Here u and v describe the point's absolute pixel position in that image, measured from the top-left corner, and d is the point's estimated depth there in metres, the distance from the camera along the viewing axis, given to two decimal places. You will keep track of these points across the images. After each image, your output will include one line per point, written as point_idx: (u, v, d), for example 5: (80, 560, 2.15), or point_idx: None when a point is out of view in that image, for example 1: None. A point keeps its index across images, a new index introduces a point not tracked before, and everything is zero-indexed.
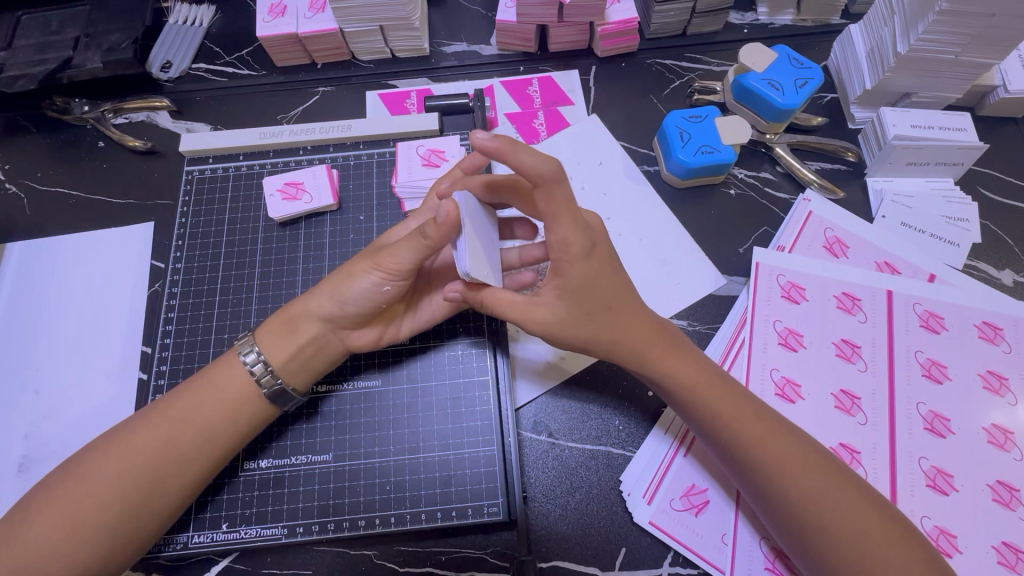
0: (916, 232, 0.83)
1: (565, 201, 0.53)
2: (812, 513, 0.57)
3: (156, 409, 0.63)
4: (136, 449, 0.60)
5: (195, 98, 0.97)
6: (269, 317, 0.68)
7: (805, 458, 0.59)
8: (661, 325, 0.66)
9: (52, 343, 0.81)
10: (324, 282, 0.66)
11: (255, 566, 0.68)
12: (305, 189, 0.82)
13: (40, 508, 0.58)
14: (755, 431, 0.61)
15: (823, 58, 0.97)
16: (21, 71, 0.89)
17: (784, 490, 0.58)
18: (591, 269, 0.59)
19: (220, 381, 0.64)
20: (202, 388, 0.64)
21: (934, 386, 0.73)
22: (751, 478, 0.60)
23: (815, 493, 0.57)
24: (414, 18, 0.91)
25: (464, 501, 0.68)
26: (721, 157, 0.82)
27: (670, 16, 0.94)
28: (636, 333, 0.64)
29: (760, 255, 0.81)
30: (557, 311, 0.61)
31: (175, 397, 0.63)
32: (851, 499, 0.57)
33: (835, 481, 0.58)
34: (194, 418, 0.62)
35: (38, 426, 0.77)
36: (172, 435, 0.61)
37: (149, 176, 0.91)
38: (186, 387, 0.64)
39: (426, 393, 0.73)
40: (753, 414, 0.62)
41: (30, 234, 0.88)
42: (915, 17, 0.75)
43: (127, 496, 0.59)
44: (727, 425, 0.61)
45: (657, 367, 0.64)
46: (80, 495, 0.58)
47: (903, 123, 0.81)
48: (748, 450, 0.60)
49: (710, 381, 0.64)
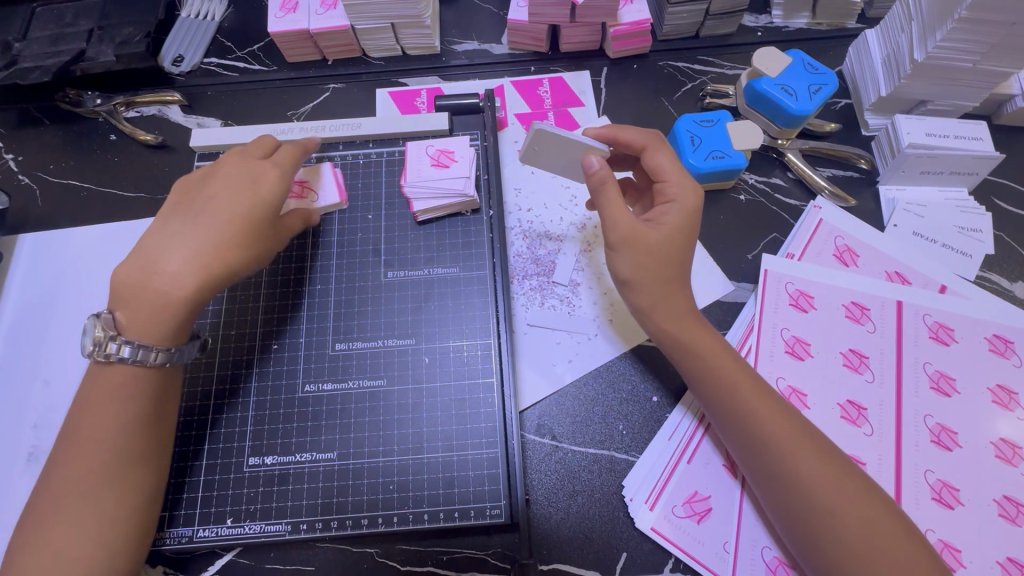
0: (928, 241, 0.83)
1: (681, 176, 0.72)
2: (818, 496, 0.58)
3: (74, 433, 0.61)
4: (77, 469, 0.59)
5: (206, 92, 0.97)
6: (130, 314, 0.62)
7: (826, 460, 0.60)
8: (694, 314, 0.70)
9: (63, 334, 0.82)
10: (180, 253, 0.63)
11: (258, 560, 0.68)
12: (311, 188, 0.78)
13: (21, 548, 0.57)
14: (781, 427, 0.62)
15: (838, 63, 0.96)
16: (34, 63, 0.90)
17: (804, 491, 0.59)
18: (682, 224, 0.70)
19: (119, 384, 0.62)
20: (100, 394, 0.61)
21: (942, 399, 0.73)
22: (761, 458, 0.62)
23: (822, 474, 0.59)
24: (426, 16, 0.90)
25: (467, 502, 0.69)
26: (731, 162, 0.82)
27: (684, 18, 0.93)
28: (677, 315, 0.68)
29: (769, 262, 0.80)
30: (636, 258, 0.68)
31: (80, 421, 0.61)
32: (870, 504, 0.58)
33: (840, 465, 0.60)
34: (105, 429, 0.60)
35: (46, 416, 0.77)
36: (103, 442, 0.60)
37: (160, 170, 0.92)
38: (82, 412, 0.62)
39: (432, 394, 0.73)
40: (779, 410, 0.63)
41: (43, 227, 0.89)
42: (933, 25, 0.74)
43: (95, 508, 0.58)
44: (753, 418, 0.63)
45: (689, 353, 0.67)
46: (48, 525, 0.57)
47: (917, 131, 0.80)
48: (762, 428, 0.62)
49: (739, 373, 0.66)
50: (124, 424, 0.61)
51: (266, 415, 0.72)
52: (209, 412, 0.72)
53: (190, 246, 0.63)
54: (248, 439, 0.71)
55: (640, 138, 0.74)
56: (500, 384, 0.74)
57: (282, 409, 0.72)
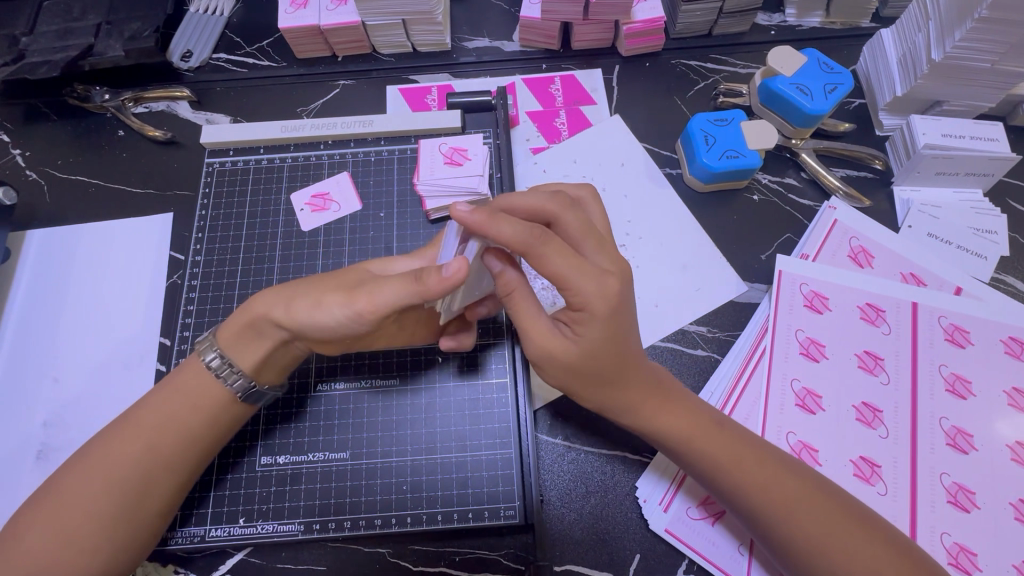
0: (942, 243, 0.82)
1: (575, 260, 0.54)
2: (822, 560, 0.57)
3: (131, 419, 0.62)
4: (117, 460, 0.59)
5: (216, 89, 0.96)
6: (231, 318, 0.65)
7: (810, 497, 0.59)
8: (651, 377, 0.62)
9: (71, 332, 0.81)
10: (292, 292, 0.62)
11: (270, 560, 0.68)
12: (331, 198, 0.83)
13: (30, 523, 0.58)
14: (757, 473, 0.60)
15: (851, 63, 0.95)
16: (42, 57, 0.89)
17: (790, 530, 0.58)
18: (602, 334, 0.57)
19: (191, 386, 0.63)
20: (177, 394, 0.63)
21: (957, 402, 0.72)
22: (757, 524, 0.60)
23: (824, 540, 0.57)
24: (437, 12, 0.89)
25: (481, 502, 0.68)
26: (746, 162, 0.81)
27: (697, 16, 0.93)
28: (628, 386, 0.61)
29: (783, 263, 0.80)
30: (571, 369, 0.61)
31: (146, 407, 0.62)
32: (881, 558, 0.56)
33: (845, 524, 0.58)
34: (170, 425, 0.61)
35: (56, 413, 0.77)
36: (151, 442, 0.60)
37: (169, 166, 0.91)
38: (155, 396, 0.63)
39: (445, 394, 0.73)
40: (755, 460, 0.60)
41: (51, 223, 0.88)
42: (952, 24, 0.73)
43: (118, 504, 0.58)
44: (727, 471, 0.60)
45: (646, 417, 0.62)
46: (68, 506, 0.58)
47: (933, 132, 0.80)
48: (753, 501, 0.59)
49: (707, 428, 0.62)
50: (173, 431, 0.61)
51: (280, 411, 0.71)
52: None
53: (298, 291, 0.62)
54: (262, 440, 0.70)
55: (517, 238, 0.53)
56: (513, 384, 0.73)
57: (294, 404, 0.72)
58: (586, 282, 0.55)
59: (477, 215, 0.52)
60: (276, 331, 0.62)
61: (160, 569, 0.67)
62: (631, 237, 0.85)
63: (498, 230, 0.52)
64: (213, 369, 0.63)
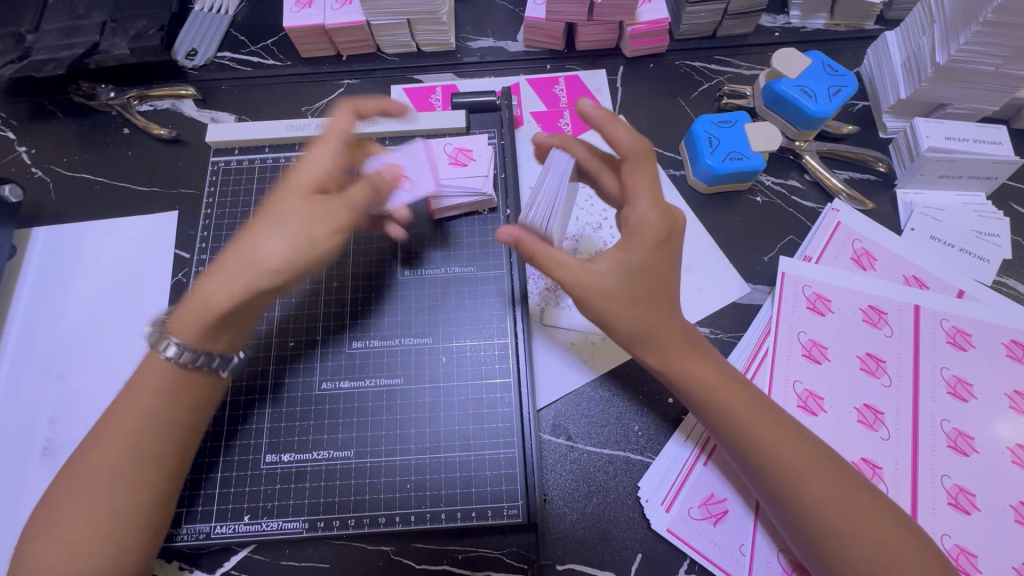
0: (945, 246, 0.82)
1: (647, 176, 0.58)
2: (828, 519, 0.57)
3: (108, 422, 0.61)
4: (101, 461, 0.59)
5: (220, 87, 0.97)
6: (182, 305, 0.62)
7: (819, 460, 0.59)
8: (684, 328, 0.63)
9: (75, 328, 0.82)
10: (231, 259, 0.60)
11: (274, 557, 0.69)
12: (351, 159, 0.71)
13: (35, 535, 0.58)
14: (770, 431, 0.60)
15: (855, 65, 0.95)
16: (48, 55, 0.89)
17: (797, 485, 0.58)
18: (653, 256, 0.59)
19: (155, 382, 0.61)
20: (139, 390, 0.61)
21: (959, 404, 0.73)
22: (769, 483, 0.59)
23: (832, 498, 0.57)
24: (442, 12, 0.90)
25: (484, 501, 0.69)
26: (750, 163, 0.81)
27: (702, 18, 0.93)
28: (668, 327, 0.61)
29: (785, 264, 0.80)
30: (601, 279, 0.58)
31: (119, 406, 0.61)
32: (878, 521, 0.57)
33: (849, 487, 0.58)
34: (147, 418, 0.60)
35: (62, 410, 0.78)
36: (132, 440, 0.59)
37: (174, 165, 0.92)
38: (123, 394, 0.62)
39: (449, 393, 0.73)
40: (771, 418, 0.61)
41: (56, 220, 0.89)
42: (957, 27, 0.73)
43: (112, 504, 0.58)
44: (743, 425, 0.60)
45: (674, 367, 0.62)
46: (66, 512, 0.58)
47: (936, 135, 0.80)
48: (767, 456, 0.59)
49: (729, 384, 0.62)
50: (156, 427, 0.60)
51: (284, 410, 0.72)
52: (235, 409, 0.72)
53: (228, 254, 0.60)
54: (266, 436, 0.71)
55: (626, 142, 0.58)
56: (518, 383, 0.74)
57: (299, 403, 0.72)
58: (653, 205, 0.58)
59: (600, 111, 0.60)
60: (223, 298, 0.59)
61: (165, 566, 0.68)
62: None
63: (619, 126, 0.59)
64: (177, 360, 0.61)
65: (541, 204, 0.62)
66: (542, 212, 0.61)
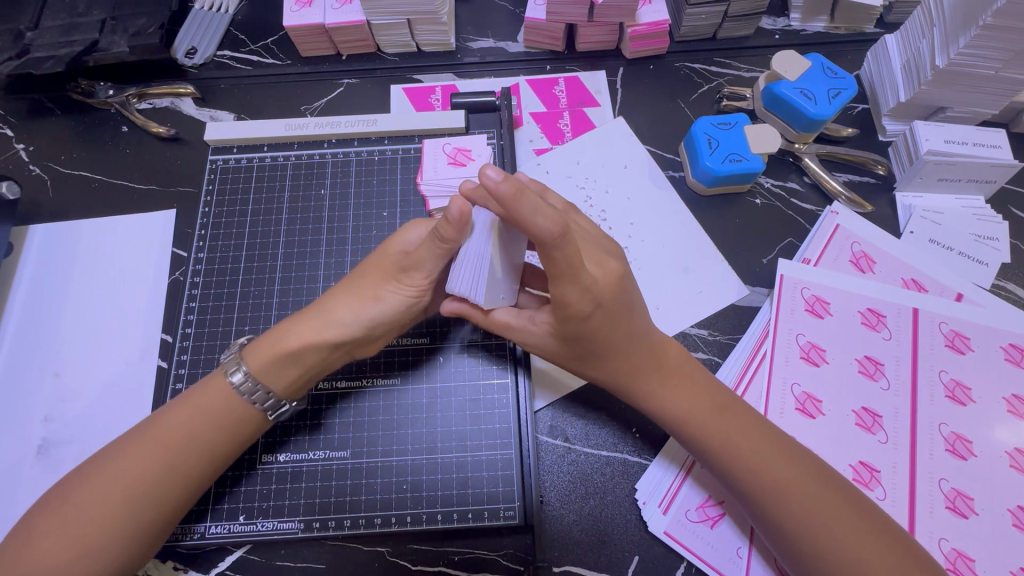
0: (944, 249, 0.82)
1: (565, 261, 0.53)
2: (811, 537, 0.57)
3: (148, 429, 0.61)
4: (139, 468, 0.59)
5: (219, 86, 0.96)
6: (262, 337, 0.65)
7: (801, 477, 0.59)
8: (654, 353, 0.65)
9: (72, 327, 0.81)
10: (340, 309, 0.62)
11: (269, 557, 0.68)
12: None
13: (38, 526, 0.58)
14: (750, 450, 0.61)
15: (855, 68, 0.95)
16: (47, 52, 0.89)
17: (777, 507, 0.59)
18: (589, 324, 0.59)
19: (211, 403, 0.63)
20: (198, 408, 0.62)
21: (957, 408, 0.73)
22: (751, 503, 0.61)
23: (812, 519, 0.57)
24: (442, 13, 0.90)
25: (481, 503, 0.68)
26: (749, 165, 0.81)
27: (702, 20, 0.93)
28: (638, 361, 0.64)
29: (784, 267, 0.80)
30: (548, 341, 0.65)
31: (166, 417, 0.62)
32: (865, 537, 0.57)
33: (834, 504, 0.58)
34: (193, 439, 0.61)
35: (57, 408, 0.77)
36: (173, 452, 0.60)
37: (172, 163, 0.91)
38: (178, 406, 0.63)
39: (446, 395, 0.73)
40: (751, 440, 0.61)
41: (54, 218, 0.88)
42: (956, 31, 0.74)
43: (135, 510, 0.58)
44: (720, 445, 0.62)
45: (646, 393, 0.65)
46: (81, 513, 0.57)
47: (936, 138, 0.80)
48: (746, 478, 0.60)
49: (709, 409, 0.63)
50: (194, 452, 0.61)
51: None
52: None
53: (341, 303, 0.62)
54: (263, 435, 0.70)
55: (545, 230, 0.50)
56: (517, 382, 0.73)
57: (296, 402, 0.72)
58: (573, 283, 0.55)
59: (508, 184, 0.48)
60: (320, 351, 0.63)
61: (159, 565, 0.67)
62: (634, 239, 0.85)
63: (528, 208, 0.49)
64: (240, 390, 0.63)
65: (465, 271, 0.59)
66: (468, 282, 0.59)
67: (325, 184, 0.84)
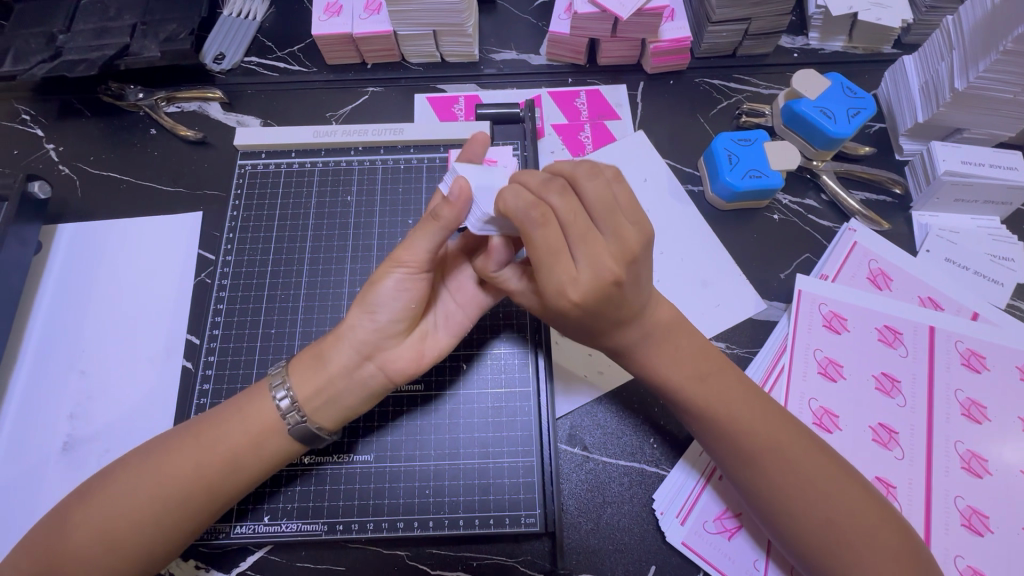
0: (960, 268, 0.83)
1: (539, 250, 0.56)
2: (798, 506, 0.59)
3: (192, 434, 0.62)
4: (170, 474, 0.60)
5: (246, 91, 0.98)
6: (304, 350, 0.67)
7: (794, 449, 0.61)
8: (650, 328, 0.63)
9: (98, 326, 0.83)
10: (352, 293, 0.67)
11: (291, 558, 0.69)
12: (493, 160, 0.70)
13: (76, 520, 0.59)
14: (771, 438, 0.61)
15: (872, 87, 0.97)
16: (80, 56, 0.91)
17: (768, 476, 0.60)
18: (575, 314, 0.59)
19: (252, 408, 0.63)
20: (234, 415, 0.63)
21: (972, 426, 0.73)
22: (743, 473, 0.62)
23: (801, 488, 0.59)
24: (468, 25, 0.91)
25: (502, 509, 0.69)
26: (768, 182, 0.83)
27: (723, 38, 0.94)
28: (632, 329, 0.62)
29: (802, 282, 0.81)
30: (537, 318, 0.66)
31: (209, 422, 0.63)
32: (851, 509, 0.59)
33: (826, 478, 0.60)
34: (221, 446, 0.61)
35: (82, 406, 0.78)
36: (201, 460, 0.61)
37: (199, 166, 0.93)
38: (220, 414, 0.64)
39: (470, 401, 0.74)
40: (746, 410, 0.63)
41: (82, 218, 0.90)
42: (976, 55, 0.75)
43: (163, 515, 0.59)
44: (735, 430, 0.62)
45: (642, 358, 0.65)
46: (113, 512, 0.59)
47: (953, 159, 0.81)
48: (742, 447, 0.62)
49: (706, 375, 0.64)
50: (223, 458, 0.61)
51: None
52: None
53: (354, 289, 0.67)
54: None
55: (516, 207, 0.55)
56: (537, 381, 0.75)
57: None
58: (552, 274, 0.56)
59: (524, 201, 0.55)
60: (349, 357, 0.64)
61: (182, 564, 0.68)
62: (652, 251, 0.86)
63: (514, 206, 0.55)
64: (281, 411, 0.63)
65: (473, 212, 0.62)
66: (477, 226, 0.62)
67: (351, 191, 0.85)
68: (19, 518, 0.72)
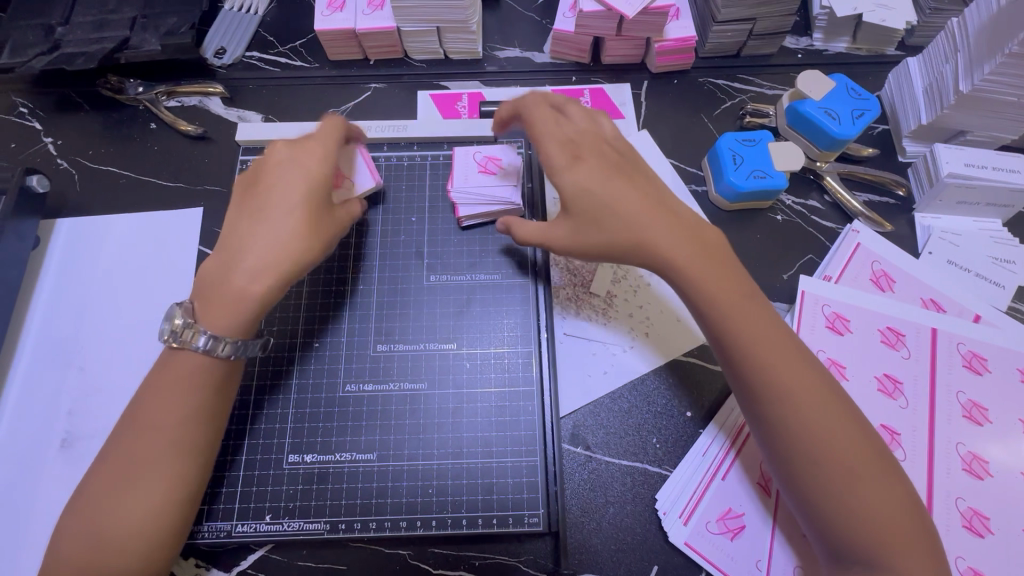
0: (962, 271, 0.84)
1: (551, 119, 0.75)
2: (844, 492, 0.56)
3: (139, 418, 0.61)
4: (138, 456, 0.59)
5: (248, 86, 0.97)
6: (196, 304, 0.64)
7: (845, 433, 0.58)
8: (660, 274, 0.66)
9: (94, 321, 0.82)
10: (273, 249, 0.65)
11: (291, 557, 0.69)
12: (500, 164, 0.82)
13: (65, 526, 0.58)
14: (808, 405, 0.59)
15: (876, 89, 0.97)
16: (78, 48, 0.90)
17: (821, 453, 0.58)
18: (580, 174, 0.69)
19: (188, 372, 0.62)
20: (168, 381, 0.62)
21: (975, 428, 0.74)
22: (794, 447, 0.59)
23: (848, 472, 0.57)
24: (472, 22, 0.91)
25: (506, 508, 0.69)
26: (772, 182, 0.83)
27: (727, 37, 0.94)
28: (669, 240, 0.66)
29: (805, 283, 0.80)
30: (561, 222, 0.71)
31: (145, 403, 0.62)
32: (891, 507, 0.56)
33: (871, 469, 0.58)
34: (182, 414, 0.61)
35: (81, 402, 0.78)
36: (168, 433, 0.60)
37: (199, 161, 0.92)
38: (150, 392, 0.62)
39: (473, 400, 0.74)
40: (804, 378, 0.60)
41: (80, 212, 0.89)
42: (981, 58, 0.75)
43: (146, 500, 0.58)
44: (790, 395, 0.59)
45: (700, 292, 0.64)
46: (102, 512, 0.58)
47: (957, 161, 0.81)
48: (797, 416, 0.59)
49: (764, 333, 0.62)
50: (187, 421, 0.61)
51: (318, 328, 0.77)
52: (264, 373, 0.74)
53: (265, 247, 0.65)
54: (292, 409, 0.72)
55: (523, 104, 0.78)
56: (540, 378, 0.75)
57: (329, 331, 0.77)
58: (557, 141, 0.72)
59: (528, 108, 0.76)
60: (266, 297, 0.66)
61: (182, 563, 0.68)
62: None
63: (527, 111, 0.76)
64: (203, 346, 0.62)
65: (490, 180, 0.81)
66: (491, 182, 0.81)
67: None
68: (16, 515, 0.71)
